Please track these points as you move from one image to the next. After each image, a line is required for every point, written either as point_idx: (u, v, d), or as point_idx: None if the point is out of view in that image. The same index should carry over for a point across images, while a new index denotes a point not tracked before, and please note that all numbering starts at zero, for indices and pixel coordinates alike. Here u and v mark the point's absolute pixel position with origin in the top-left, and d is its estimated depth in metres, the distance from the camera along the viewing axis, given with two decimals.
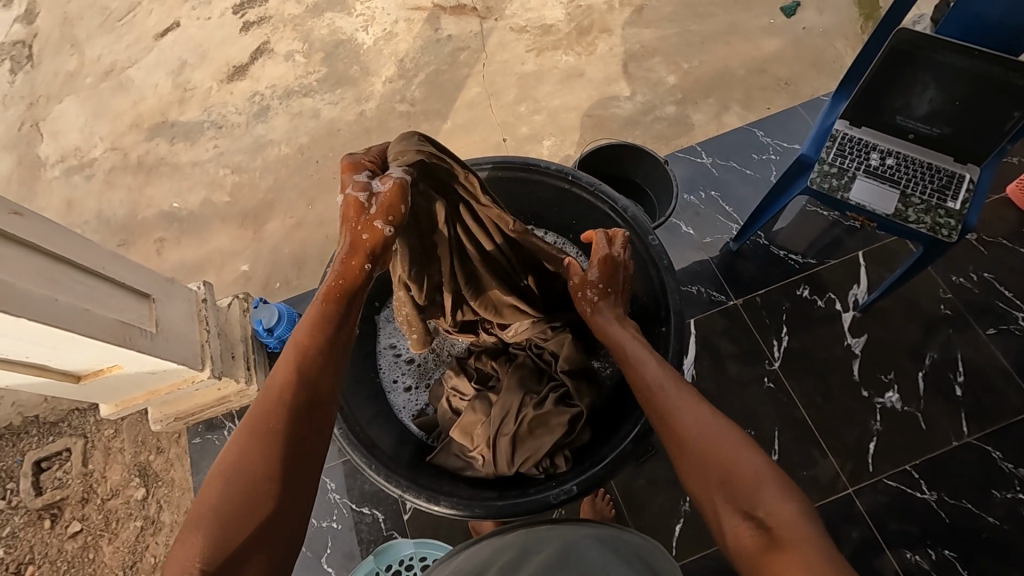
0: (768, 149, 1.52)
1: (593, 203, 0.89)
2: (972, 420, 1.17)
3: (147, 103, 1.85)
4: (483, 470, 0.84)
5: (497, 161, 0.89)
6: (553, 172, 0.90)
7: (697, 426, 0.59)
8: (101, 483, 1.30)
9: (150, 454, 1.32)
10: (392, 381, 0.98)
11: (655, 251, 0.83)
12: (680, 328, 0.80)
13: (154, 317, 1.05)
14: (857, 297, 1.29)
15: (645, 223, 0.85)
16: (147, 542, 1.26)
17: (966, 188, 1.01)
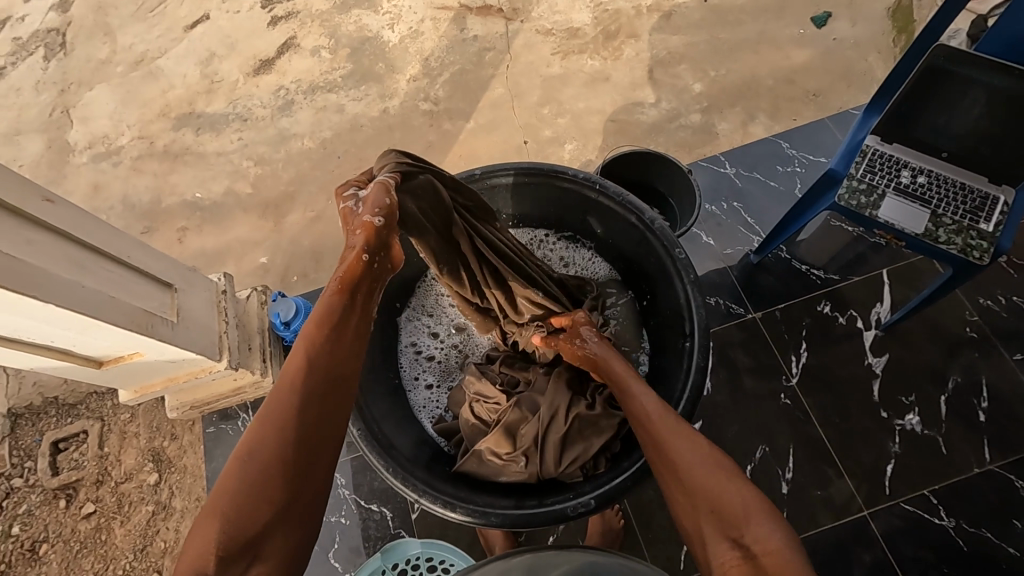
0: (793, 161, 1.50)
1: (620, 212, 0.88)
2: (995, 446, 1.14)
3: (175, 93, 1.87)
4: (524, 472, 0.82)
5: (523, 168, 0.89)
6: (580, 180, 0.89)
7: (682, 453, 0.62)
8: (116, 466, 1.33)
9: (165, 440, 1.34)
10: (413, 378, 1.00)
11: (681, 264, 0.82)
12: (704, 345, 0.78)
13: (175, 306, 1.07)
14: (880, 315, 1.26)
15: (671, 236, 0.83)
16: (158, 527, 1.28)
17: (1000, 210, 0.98)
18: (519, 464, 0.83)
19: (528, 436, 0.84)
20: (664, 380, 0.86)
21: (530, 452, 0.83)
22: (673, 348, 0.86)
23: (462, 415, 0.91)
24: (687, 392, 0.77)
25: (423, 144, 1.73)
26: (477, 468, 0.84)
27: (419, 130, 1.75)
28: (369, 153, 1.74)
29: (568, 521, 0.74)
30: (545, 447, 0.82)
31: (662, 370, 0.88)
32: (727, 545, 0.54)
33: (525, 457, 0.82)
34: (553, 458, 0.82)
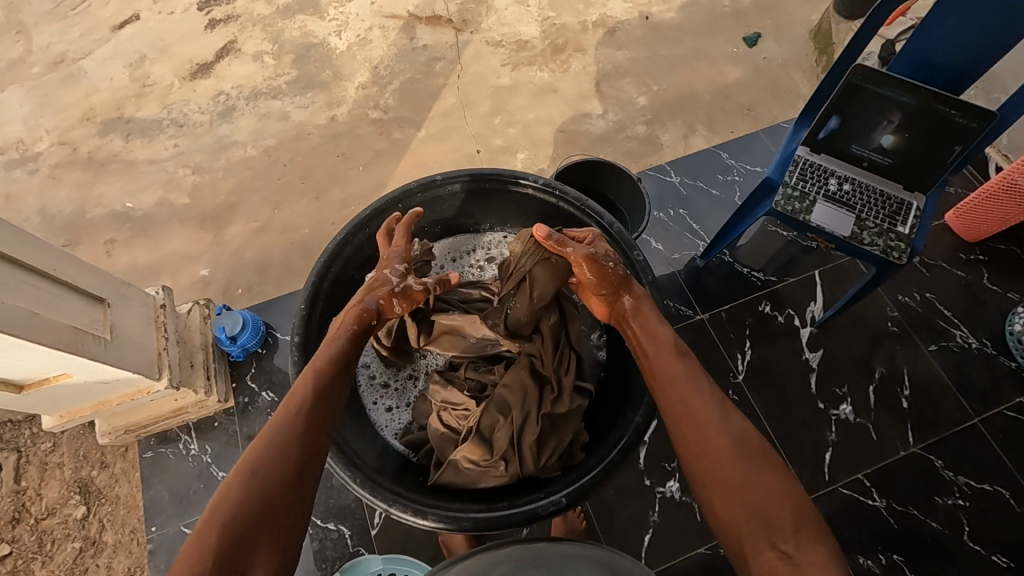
0: (732, 170, 1.59)
1: (579, 217, 0.90)
2: (916, 430, 1.24)
3: (100, 97, 1.75)
4: (501, 476, 0.81)
5: (484, 173, 0.90)
6: (540, 186, 0.91)
7: (733, 444, 0.65)
8: (35, 501, 1.21)
9: (94, 470, 1.23)
10: (372, 402, 0.95)
11: (638, 266, 0.86)
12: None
13: (109, 322, 0.99)
14: (814, 313, 1.36)
15: (629, 239, 0.87)
16: (86, 564, 1.17)
17: (914, 214, 1.08)
18: (499, 468, 0.81)
19: (504, 435, 0.83)
20: (624, 377, 0.89)
21: (507, 452, 0.82)
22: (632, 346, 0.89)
23: (430, 425, 0.89)
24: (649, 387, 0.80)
25: (373, 152, 1.70)
26: (455, 479, 0.82)
27: (369, 138, 1.72)
28: (317, 161, 1.69)
29: (541, 520, 0.74)
30: (520, 444, 0.81)
31: (622, 368, 0.91)
32: (769, 547, 0.58)
33: (503, 459, 0.81)
34: (530, 456, 0.80)
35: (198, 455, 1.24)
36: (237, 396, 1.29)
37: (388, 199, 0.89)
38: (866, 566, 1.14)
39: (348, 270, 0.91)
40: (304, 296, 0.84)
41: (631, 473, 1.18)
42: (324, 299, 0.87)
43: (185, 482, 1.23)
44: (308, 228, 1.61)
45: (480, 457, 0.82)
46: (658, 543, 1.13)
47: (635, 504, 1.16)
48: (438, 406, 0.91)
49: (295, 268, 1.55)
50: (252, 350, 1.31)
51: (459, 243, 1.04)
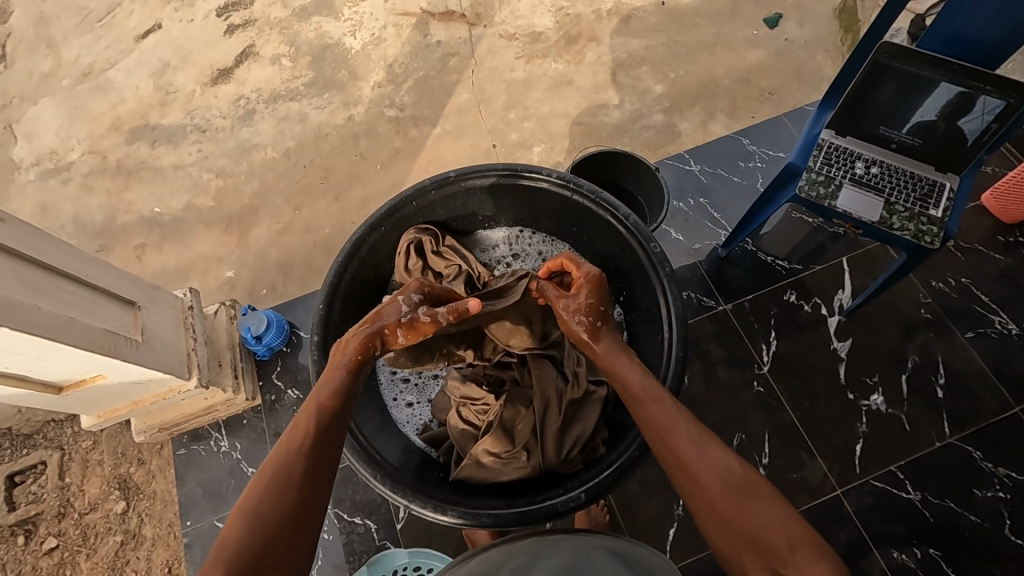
0: (753, 157, 1.55)
1: (596, 211, 0.89)
2: (953, 421, 1.20)
3: (127, 105, 1.81)
4: (522, 468, 0.82)
5: (499, 169, 0.89)
6: (554, 179, 0.89)
7: (720, 477, 0.63)
8: (78, 497, 1.26)
9: (131, 467, 1.28)
10: (392, 399, 0.95)
11: (656, 258, 0.84)
12: (683, 335, 0.80)
13: (139, 325, 1.03)
14: (842, 301, 1.32)
15: (646, 231, 0.85)
16: (127, 557, 1.22)
17: (947, 196, 1.04)
18: (521, 459, 0.82)
19: (526, 427, 0.84)
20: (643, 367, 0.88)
21: (528, 444, 0.83)
22: (650, 340, 0.88)
23: (450, 420, 0.89)
24: (669, 381, 0.79)
25: (391, 150, 1.72)
26: (475, 472, 0.82)
27: (386, 137, 1.73)
28: (336, 162, 1.71)
29: (561, 517, 0.74)
30: (542, 435, 0.82)
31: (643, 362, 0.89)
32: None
33: (526, 450, 0.82)
34: (553, 447, 0.81)
35: (229, 452, 1.28)
36: (264, 394, 1.33)
37: (401, 198, 0.89)
38: (900, 560, 1.11)
39: (364, 269, 0.92)
40: (323, 296, 0.85)
41: (654, 468, 1.17)
42: (341, 298, 0.88)
43: (217, 478, 1.26)
44: (328, 228, 1.63)
45: (502, 449, 0.83)
46: (683, 537, 1.12)
47: (659, 499, 1.15)
48: (456, 399, 0.91)
49: (317, 268, 1.58)
50: (278, 348, 1.34)
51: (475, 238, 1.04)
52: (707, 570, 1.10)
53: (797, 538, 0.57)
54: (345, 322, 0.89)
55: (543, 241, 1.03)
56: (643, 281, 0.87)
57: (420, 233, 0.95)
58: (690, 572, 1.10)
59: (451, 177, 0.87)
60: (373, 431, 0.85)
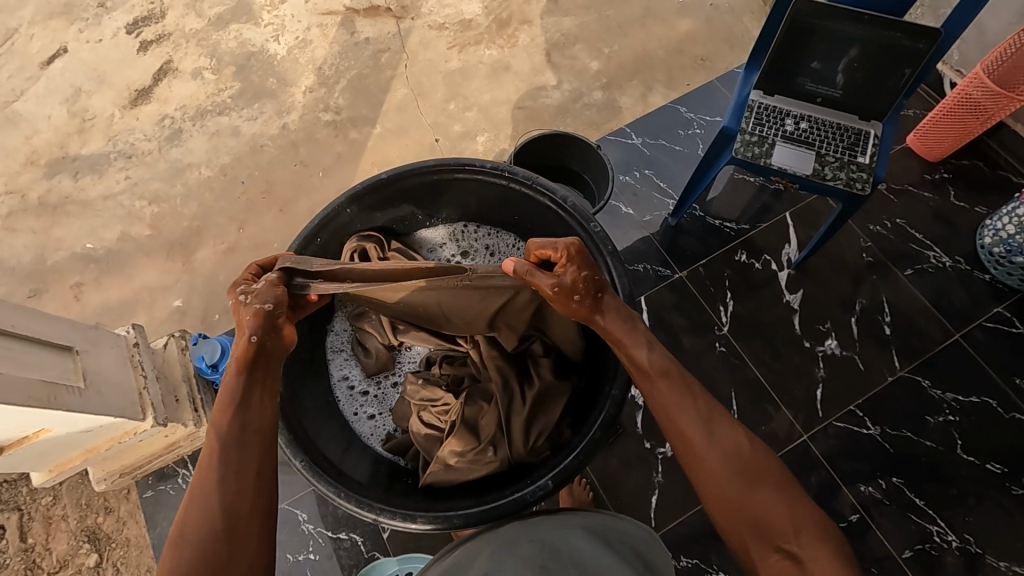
0: (692, 124, 1.58)
1: (534, 196, 0.88)
2: (902, 355, 1.26)
3: (42, 137, 1.69)
4: (493, 462, 0.82)
5: (432, 164, 0.87)
6: (489, 170, 0.88)
7: (725, 457, 0.65)
8: (45, 556, 1.20)
9: (99, 516, 1.22)
10: (353, 413, 0.94)
11: (597, 237, 0.83)
12: (632, 312, 0.80)
13: (81, 370, 0.97)
14: (790, 255, 1.36)
15: (585, 212, 0.85)
16: None
17: (873, 142, 1.05)
18: (488, 454, 0.82)
19: (490, 420, 0.84)
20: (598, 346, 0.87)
21: (495, 437, 0.82)
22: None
23: (413, 427, 0.88)
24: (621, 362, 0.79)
25: (332, 156, 1.66)
26: (444, 476, 0.82)
27: (325, 142, 1.68)
28: (276, 174, 1.65)
29: (530, 508, 0.74)
30: (507, 426, 0.82)
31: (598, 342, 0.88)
32: (773, 551, 0.61)
33: (493, 444, 0.82)
34: (519, 438, 0.81)
35: None
36: None
37: (334, 207, 0.87)
38: (868, 494, 1.16)
39: None
40: None
41: (630, 440, 1.19)
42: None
43: None
44: (277, 242, 1.58)
45: (469, 448, 0.82)
46: (665, 503, 1.15)
47: (639, 470, 1.18)
48: (415, 402, 0.89)
49: None
50: None
51: (421, 237, 1.02)
52: (692, 531, 1.13)
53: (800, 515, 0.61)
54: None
55: (488, 232, 1.01)
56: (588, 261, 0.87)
57: (362, 240, 0.93)
58: (676, 536, 1.13)
59: (384, 179, 0.85)
60: (333, 450, 0.84)
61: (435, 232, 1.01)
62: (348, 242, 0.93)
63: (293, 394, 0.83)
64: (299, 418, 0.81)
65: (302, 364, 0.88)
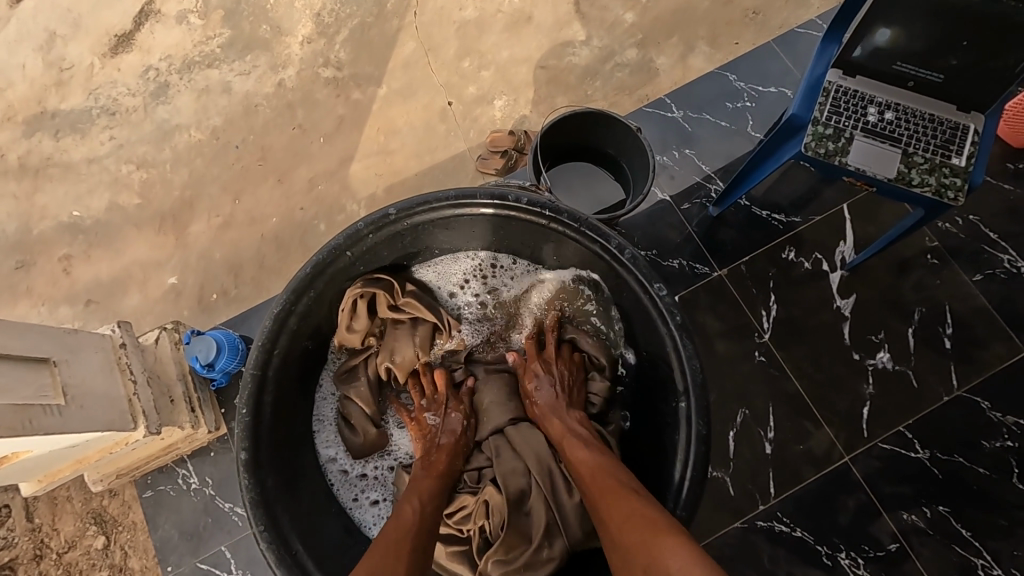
0: (741, 95, 1.39)
1: (581, 240, 0.82)
2: (960, 371, 1.15)
3: (17, 89, 1.53)
4: (552, 555, 0.78)
5: (458, 195, 0.80)
6: (526, 206, 0.81)
7: (623, 516, 0.66)
8: (53, 537, 1.16)
9: (104, 499, 1.17)
10: (353, 499, 0.89)
11: (664, 304, 0.78)
12: (701, 403, 0.75)
13: (60, 385, 0.88)
14: (844, 255, 1.22)
15: (648, 269, 0.79)
16: None
17: (971, 139, 0.89)
18: (545, 551, 0.78)
19: (540, 510, 0.80)
20: (651, 430, 0.85)
21: (549, 530, 0.79)
22: (659, 399, 0.83)
23: (435, 550, 0.82)
24: (691, 470, 0.75)
25: (333, 120, 1.49)
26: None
27: (325, 104, 1.50)
28: (272, 139, 1.49)
29: None
30: (559, 514, 0.79)
31: (645, 415, 0.87)
32: None
33: (549, 541, 0.78)
34: (577, 528, 0.79)
35: (200, 489, 1.17)
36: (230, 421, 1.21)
37: (333, 249, 0.80)
38: (910, 521, 1.08)
39: (306, 325, 0.84)
40: (246, 394, 0.76)
41: None
42: (270, 392, 0.79)
43: (192, 518, 1.16)
44: (275, 218, 1.44)
45: (521, 550, 0.79)
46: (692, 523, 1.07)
47: None
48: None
49: (269, 267, 1.41)
50: (235, 371, 1.19)
51: (434, 273, 0.96)
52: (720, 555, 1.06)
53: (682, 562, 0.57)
54: (275, 425, 0.81)
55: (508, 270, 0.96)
56: (646, 327, 0.83)
57: (369, 284, 0.89)
58: None
59: (394, 213, 0.79)
60: (327, 551, 0.80)
61: (450, 271, 0.96)
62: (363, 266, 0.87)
63: (286, 484, 0.80)
64: (288, 520, 0.77)
65: (289, 446, 0.83)
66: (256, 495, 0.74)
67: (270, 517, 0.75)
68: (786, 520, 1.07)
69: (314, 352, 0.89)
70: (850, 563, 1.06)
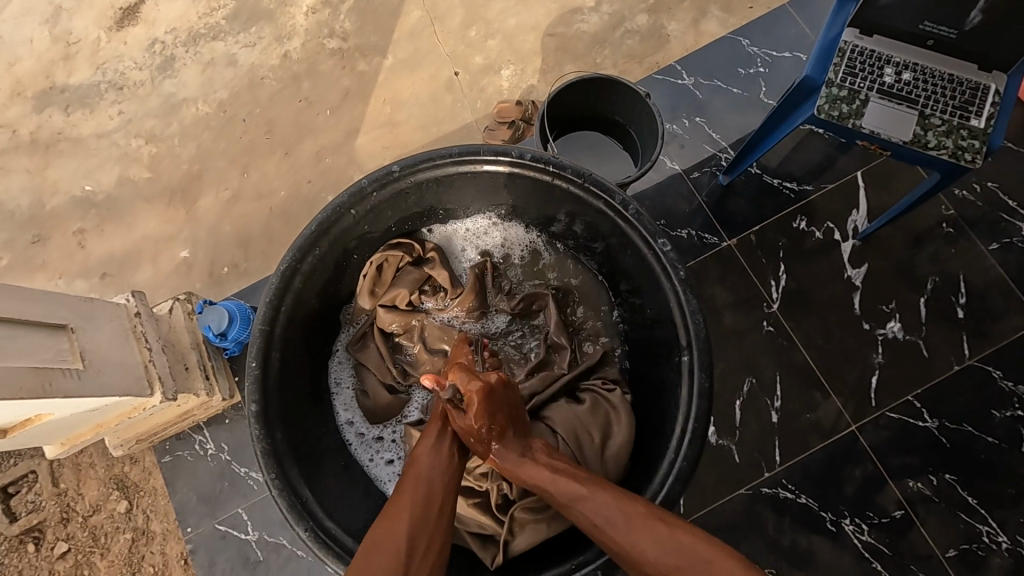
0: (754, 61, 1.35)
1: (583, 196, 0.81)
2: (973, 341, 1.13)
3: (25, 64, 1.53)
4: None
5: (460, 152, 0.80)
6: (528, 162, 0.81)
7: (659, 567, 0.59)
8: (79, 501, 1.21)
9: (125, 466, 1.22)
10: (369, 459, 0.91)
11: (667, 259, 0.77)
12: (702, 354, 0.75)
13: (78, 350, 0.90)
14: (857, 224, 1.20)
15: (650, 223, 0.79)
16: (141, 553, 1.19)
17: (992, 100, 0.86)
18: None
19: (567, 462, 0.82)
20: (656, 385, 0.85)
21: None
22: (663, 354, 0.83)
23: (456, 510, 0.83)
24: (691, 422, 0.74)
25: (339, 92, 1.48)
26: (532, 539, 0.78)
27: (331, 75, 1.49)
28: (278, 111, 1.48)
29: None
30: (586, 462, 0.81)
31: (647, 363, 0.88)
32: None
33: None
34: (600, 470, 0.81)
35: (217, 454, 1.21)
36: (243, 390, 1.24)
37: (337, 208, 0.79)
38: (916, 490, 1.08)
39: (311, 289, 0.84)
40: (256, 350, 0.77)
41: None
42: (277, 349, 0.80)
43: (210, 483, 1.20)
44: (283, 191, 1.44)
45: None
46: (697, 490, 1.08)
47: None
48: None
49: (278, 239, 1.42)
50: (246, 341, 1.22)
51: (443, 238, 0.99)
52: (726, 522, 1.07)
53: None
54: (285, 381, 0.81)
55: (500, 228, 0.98)
56: (648, 282, 0.82)
57: (389, 250, 0.92)
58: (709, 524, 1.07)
59: (397, 169, 0.78)
60: (341, 504, 0.81)
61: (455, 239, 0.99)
62: (367, 227, 0.87)
63: (295, 439, 0.80)
64: (299, 474, 0.78)
65: (299, 404, 0.84)
66: (266, 445, 0.74)
67: (279, 466, 0.75)
68: (791, 487, 1.08)
69: (323, 314, 0.90)
70: (854, 529, 1.07)
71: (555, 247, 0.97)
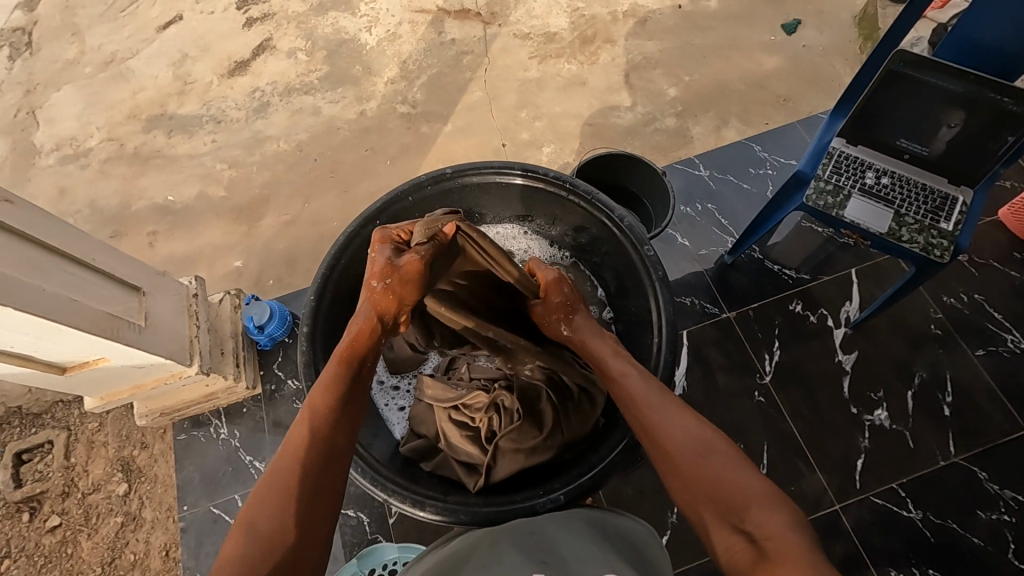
0: (764, 163, 1.54)
1: (591, 210, 0.95)
2: (959, 439, 1.17)
3: (146, 94, 1.84)
4: (551, 444, 0.88)
5: (503, 165, 0.96)
6: (552, 179, 0.95)
7: (677, 442, 0.68)
8: (82, 477, 1.28)
9: (134, 450, 1.30)
10: (384, 404, 1.03)
11: (650, 261, 0.89)
12: (672, 341, 0.84)
13: (143, 310, 1.04)
14: (849, 314, 1.29)
15: (640, 234, 0.91)
16: (126, 539, 1.23)
17: (959, 210, 0.99)
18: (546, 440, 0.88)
19: (548, 411, 0.90)
20: None
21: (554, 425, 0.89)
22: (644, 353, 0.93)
23: (449, 438, 0.93)
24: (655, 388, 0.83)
25: (401, 146, 1.72)
26: (511, 468, 0.87)
27: (396, 132, 1.74)
28: (346, 156, 1.72)
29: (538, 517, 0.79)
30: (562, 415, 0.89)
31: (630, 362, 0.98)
32: (733, 532, 0.60)
33: (551, 430, 0.88)
34: (574, 422, 0.89)
35: (227, 439, 1.29)
36: (265, 383, 1.34)
37: (398, 192, 0.94)
38: None
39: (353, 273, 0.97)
40: (314, 288, 0.90)
41: (650, 471, 1.17)
42: (332, 292, 0.93)
43: (215, 466, 1.27)
44: (336, 221, 1.64)
45: (530, 435, 0.89)
46: (675, 543, 1.12)
47: (653, 504, 1.14)
48: (444, 407, 0.96)
49: None
50: (279, 339, 1.36)
51: None
52: None
53: (752, 493, 0.61)
54: (335, 321, 0.93)
55: (525, 237, 1.11)
56: (637, 284, 0.93)
57: None
58: None
59: (449, 170, 0.95)
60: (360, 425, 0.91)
61: None
62: None
63: None
64: None
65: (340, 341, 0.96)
66: (309, 355, 0.86)
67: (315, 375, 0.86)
68: None
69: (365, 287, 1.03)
70: None
71: (562, 255, 1.11)
